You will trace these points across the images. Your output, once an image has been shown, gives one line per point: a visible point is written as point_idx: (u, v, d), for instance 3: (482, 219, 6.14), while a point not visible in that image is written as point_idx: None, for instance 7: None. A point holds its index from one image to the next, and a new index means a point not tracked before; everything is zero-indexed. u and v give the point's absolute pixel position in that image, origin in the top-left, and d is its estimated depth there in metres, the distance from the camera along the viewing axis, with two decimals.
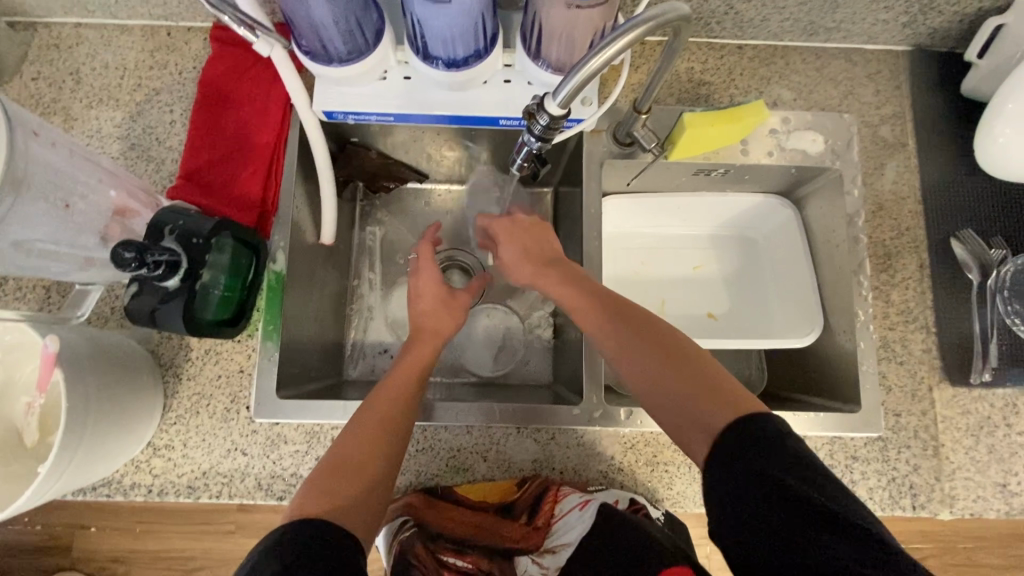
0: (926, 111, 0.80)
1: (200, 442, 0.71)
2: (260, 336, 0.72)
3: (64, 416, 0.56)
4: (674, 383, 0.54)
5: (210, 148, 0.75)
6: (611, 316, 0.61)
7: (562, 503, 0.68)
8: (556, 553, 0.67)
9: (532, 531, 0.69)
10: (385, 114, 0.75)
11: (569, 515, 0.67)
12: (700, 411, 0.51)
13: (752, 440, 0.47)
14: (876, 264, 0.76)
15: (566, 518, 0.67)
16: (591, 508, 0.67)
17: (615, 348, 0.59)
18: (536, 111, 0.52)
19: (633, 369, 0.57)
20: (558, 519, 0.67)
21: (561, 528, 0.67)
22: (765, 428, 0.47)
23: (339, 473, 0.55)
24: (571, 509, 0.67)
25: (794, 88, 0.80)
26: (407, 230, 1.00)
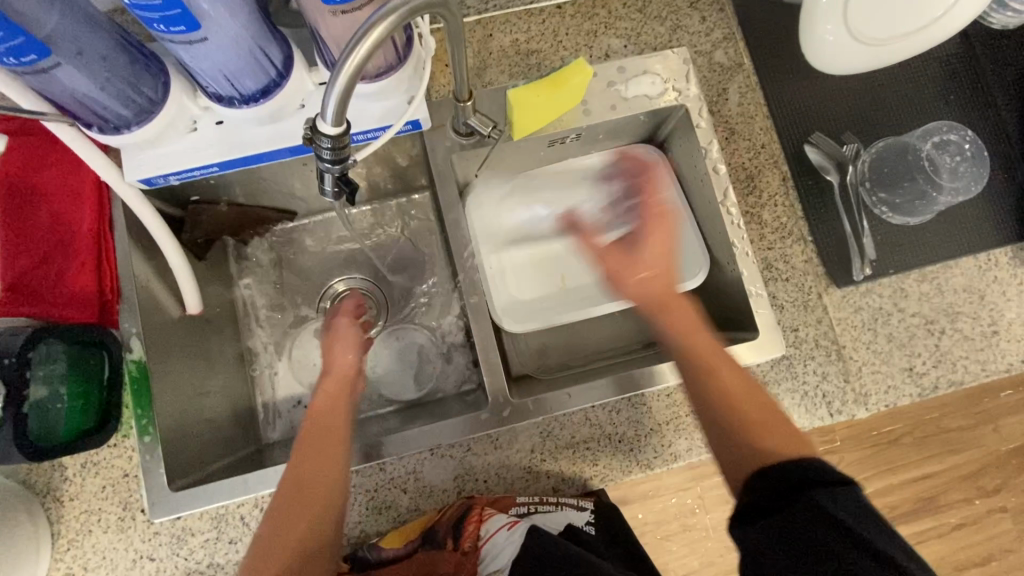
0: (755, 26, 0.80)
1: (101, 561, 0.66)
2: (136, 432, 0.67)
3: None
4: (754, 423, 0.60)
5: (27, 252, 0.69)
6: (683, 367, 0.65)
7: (487, 523, 0.65)
8: None
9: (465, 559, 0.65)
10: (207, 167, 0.69)
11: (498, 534, 0.64)
12: (787, 423, 0.60)
13: (797, 480, 0.52)
14: (741, 189, 0.76)
15: (495, 540, 0.64)
16: (520, 529, 0.64)
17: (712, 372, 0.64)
18: (315, 135, 0.48)
19: (720, 416, 0.62)
20: (487, 540, 0.64)
21: (493, 551, 0.65)
22: (806, 469, 0.52)
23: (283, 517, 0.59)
24: (499, 527, 0.64)
25: (622, 35, 0.79)
26: (292, 273, 0.96)
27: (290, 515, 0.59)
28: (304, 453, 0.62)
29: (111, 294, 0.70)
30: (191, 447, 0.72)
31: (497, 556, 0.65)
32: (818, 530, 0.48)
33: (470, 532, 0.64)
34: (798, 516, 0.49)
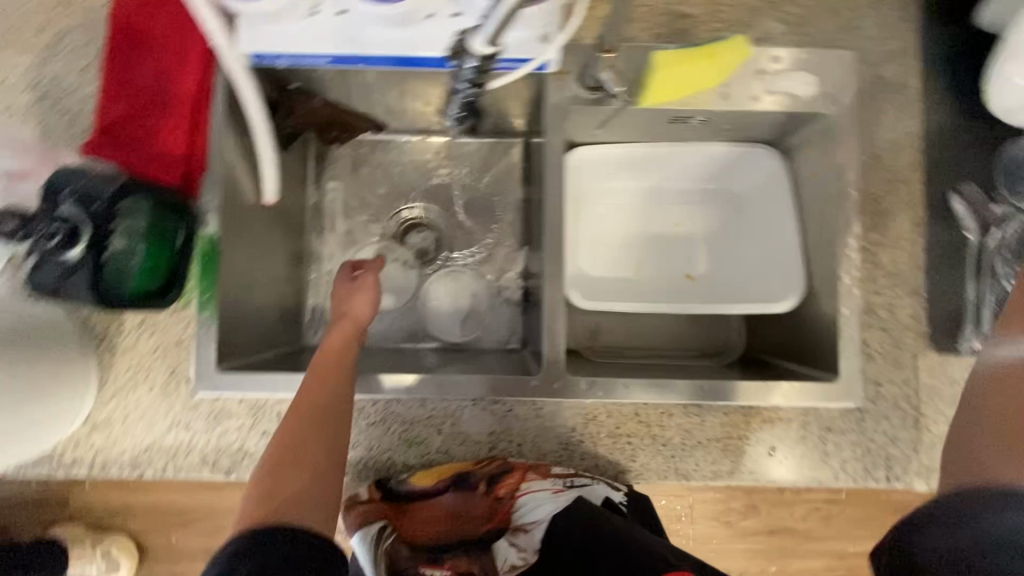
0: (933, 48, 0.72)
1: (140, 417, 0.67)
2: (196, 306, 0.67)
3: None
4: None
5: (126, 100, 0.67)
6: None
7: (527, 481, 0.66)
8: (529, 533, 0.65)
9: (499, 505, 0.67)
10: (320, 56, 0.66)
11: (538, 489, 0.66)
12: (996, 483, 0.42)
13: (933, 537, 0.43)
14: (867, 222, 0.69)
15: (534, 494, 0.65)
16: (565, 495, 0.65)
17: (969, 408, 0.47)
18: (463, 51, 0.43)
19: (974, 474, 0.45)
20: (526, 493, 0.65)
21: (531, 503, 0.65)
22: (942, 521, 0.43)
23: (279, 471, 0.54)
24: (541, 484, 0.66)
25: (787, 20, 0.70)
26: (367, 186, 0.94)
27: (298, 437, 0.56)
28: (302, 409, 0.58)
29: (197, 164, 0.68)
30: (241, 334, 0.72)
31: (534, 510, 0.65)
32: None
33: (508, 481, 0.66)
34: None
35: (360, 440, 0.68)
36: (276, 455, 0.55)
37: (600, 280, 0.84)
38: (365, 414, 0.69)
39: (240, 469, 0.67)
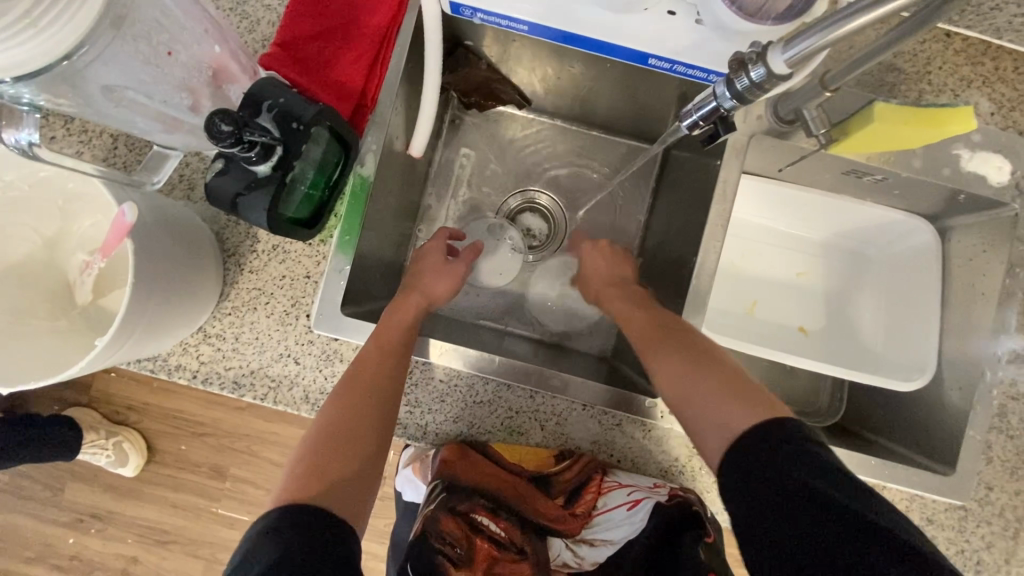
0: None
1: (252, 340, 0.66)
2: (335, 244, 0.65)
3: (121, 317, 0.51)
4: (706, 403, 0.56)
5: (313, 18, 0.65)
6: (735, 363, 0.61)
7: (609, 496, 0.69)
8: (593, 544, 0.72)
9: (569, 517, 0.70)
10: (518, 21, 0.63)
11: (614, 511, 0.69)
12: (725, 411, 0.54)
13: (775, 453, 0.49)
14: (1022, 325, 0.67)
15: (610, 514, 0.70)
16: (640, 515, 0.68)
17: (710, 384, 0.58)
18: (749, 62, 0.41)
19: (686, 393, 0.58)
20: (602, 512, 0.70)
21: (606, 523, 0.71)
22: (768, 433, 0.50)
23: (320, 451, 0.54)
24: (618, 506, 0.69)
25: (995, 99, 0.67)
26: (495, 158, 0.91)
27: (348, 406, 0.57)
28: (349, 389, 0.58)
29: (368, 101, 0.66)
30: (362, 281, 0.71)
31: (607, 524, 0.71)
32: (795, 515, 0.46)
33: (587, 499, 0.69)
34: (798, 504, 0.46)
35: (461, 416, 0.67)
36: (321, 439, 0.55)
37: (716, 311, 0.81)
38: (473, 391, 0.67)
39: None
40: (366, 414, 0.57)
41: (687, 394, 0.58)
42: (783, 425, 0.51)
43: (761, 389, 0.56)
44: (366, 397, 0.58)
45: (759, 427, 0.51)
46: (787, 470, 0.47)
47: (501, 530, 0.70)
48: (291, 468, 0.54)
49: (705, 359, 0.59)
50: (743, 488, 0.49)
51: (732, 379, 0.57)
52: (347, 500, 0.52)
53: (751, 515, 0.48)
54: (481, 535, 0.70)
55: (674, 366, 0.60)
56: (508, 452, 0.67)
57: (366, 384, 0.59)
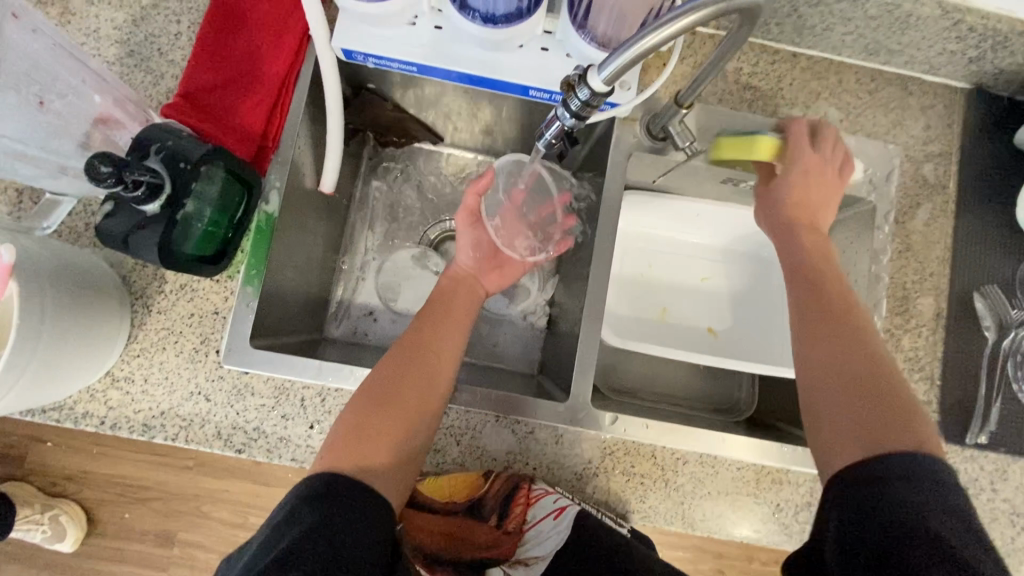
0: (976, 154, 0.76)
1: (162, 380, 0.66)
2: (241, 278, 0.67)
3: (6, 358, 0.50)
4: (853, 409, 0.50)
5: (212, 70, 0.69)
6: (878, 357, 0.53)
7: (534, 507, 0.66)
8: (528, 565, 0.66)
9: (504, 537, 0.68)
10: (407, 63, 0.69)
11: (543, 522, 0.66)
12: (869, 431, 0.48)
13: (906, 476, 0.44)
14: (894, 306, 0.73)
15: (540, 527, 0.66)
16: (566, 519, 0.65)
17: (850, 389, 0.51)
18: (576, 84, 0.47)
19: (821, 399, 0.52)
20: (532, 525, 0.67)
21: (536, 538, 0.67)
22: (908, 465, 0.44)
23: (367, 412, 0.57)
24: (545, 514, 0.66)
25: (843, 108, 0.76)
26: (413, 191, 0.95)
27: (394, 388, 0.59)
28: (399, 360, 0.62)
29: (270, 143, 0.71)
30: (277, 314, 0.73)
31: (541, 542, 0.67)
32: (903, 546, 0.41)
33: (516, 513, 0.67)
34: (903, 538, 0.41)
35: None
36: (362, 410, 0.57)
37: (628, 319, 0.85)
38: None
39: (253, 449, 0.66)
40: (416, 383, 0.60)
41: (823, 394, 0.52)
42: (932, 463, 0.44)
43: (921, 417, 0.48)
44: (416, 370, 0.61)
45: (903, 456, 0.45)
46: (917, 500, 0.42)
47: None
48: (333, 435, 0.56)
49: (870, 370, 0.52)
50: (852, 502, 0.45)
51: (901, 400, 0.49)
52: (388, 463, 0.54)
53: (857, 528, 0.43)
54: None
55: (827, 339, 0.55)
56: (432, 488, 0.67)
57: (419, 356, 0.62)
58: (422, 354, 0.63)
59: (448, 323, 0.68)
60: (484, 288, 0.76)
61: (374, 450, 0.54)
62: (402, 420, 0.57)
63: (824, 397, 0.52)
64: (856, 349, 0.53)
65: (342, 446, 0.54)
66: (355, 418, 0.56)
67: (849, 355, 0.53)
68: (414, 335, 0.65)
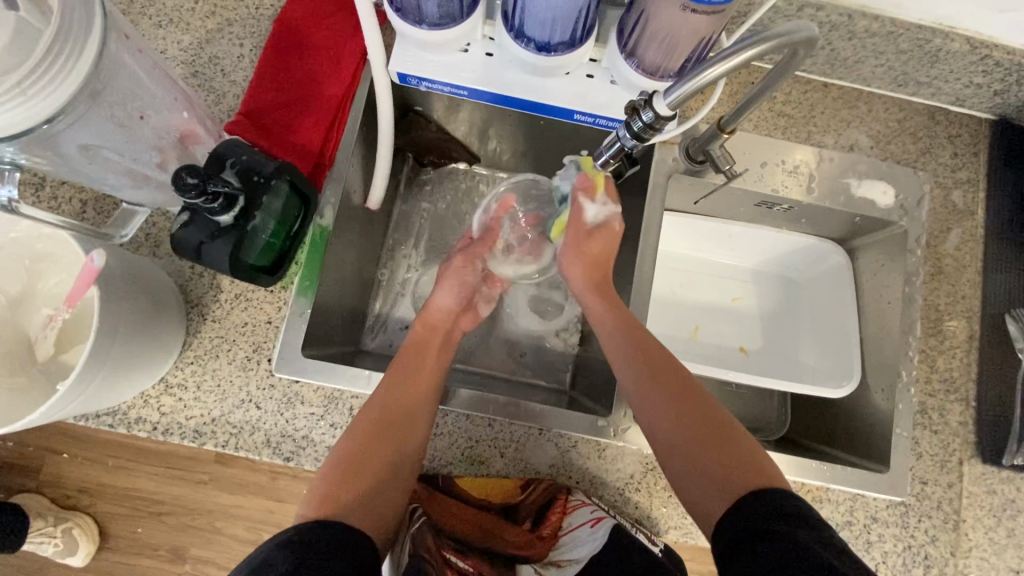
0: (1003, 183, 0.79)
1: (214, 387, 0.68)
2: (295, 289, 0.69)
3: (80, 367, 0.52)
4: (695, 467, 0.57)
5: (273, 90, 0.72)
6: (683, 412, 0.61)
7: (571, 516, 0.69)
8: (562, 567, 0.69)
9: (538, 541, 0.70)
10: (458, 87, 0.71)
11: (580, 529, 0.69)
12: (727, 481, 0.55)
13: (776, 512, 0.50)
14: (927, 327, 0.75)
15: (576, 532, 0.69)
16: (603, 529, 0.68)
17: (707, 441, 0.58)
18: (640, 107, 0.51)
19: (669, 453, 0.60)
20: (568, 533, 0.69)
21: (572, 542, 0.70)
22: (774, 500, 0.51)
23: (339, 473, 0.59)
24: (582, 522, 0.69)
25: (873, 135, 0.79)
26: (449, 208, 0.98)
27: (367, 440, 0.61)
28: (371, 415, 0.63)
29: (326, 160, 0.73)
30: (323, 325, 0.75)
31: (576, 547, 0.69)
32: (773, 549, 0.46)
33: (552, 520, 0.69)
34: (770, 548, 0.46)
35: None
36: (339, 465, 0.59)
37: (660, 337, 0.87)
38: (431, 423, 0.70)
39: (301, 457, 0.67)
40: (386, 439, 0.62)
41: (678, 464, 0.59)
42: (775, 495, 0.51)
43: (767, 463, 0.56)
44: (386, 433, 0.62)
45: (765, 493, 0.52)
46: (781, 526, 0.48)
47: (469, 567, 0.67)
48: (312, 492, 0.58)
49: (718, 428, 0.59)
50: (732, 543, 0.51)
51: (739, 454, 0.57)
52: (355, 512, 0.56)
53: (746, 559, 0.48)
54: (452, 569, 0.65)
55: (659, 407, 0.61)
56: (475, 487, 0.69)
57: (390, 415, 0.63)
58: (391, 404, 0.64)
59: (421, 382, 0.67)
60: (458, 328, 0.81)
61: (348, 501, 0.57)
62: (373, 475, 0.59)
63: (679, 466, 0.59)
64: (692, 405, 0.61)
65: (319, 504, 0.56)
66: (330, 479, 0.58)
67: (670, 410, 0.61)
68: (383, 394, 0.64)
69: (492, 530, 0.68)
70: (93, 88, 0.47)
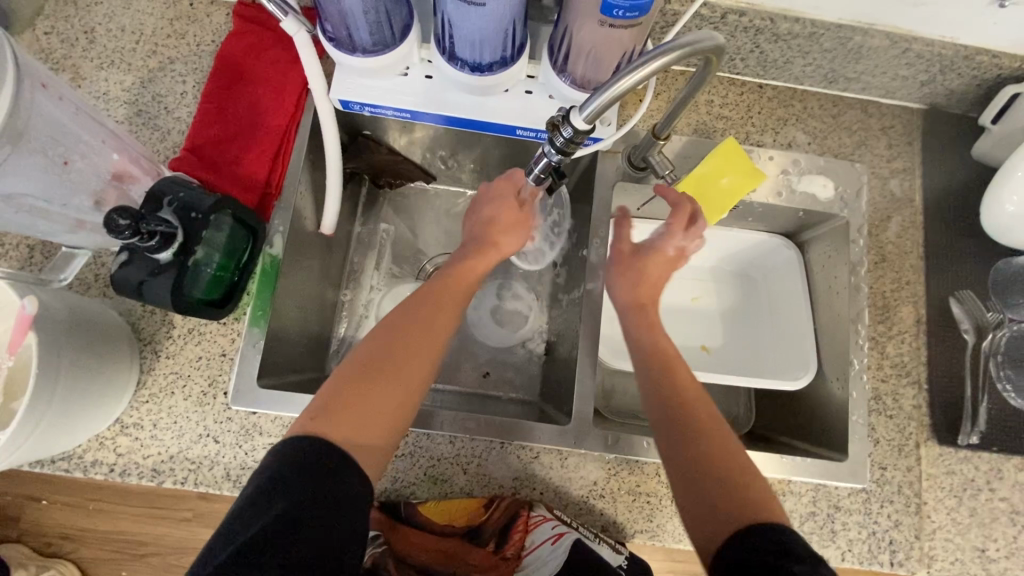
0: (936, 169, 0.81)
1: (171, 424, 0.68)
2: (248, 319, 0.70)
3: (21, 414, 0.52)
4: (711, 492, 0.54)
5: (216, 124, 0.73)
6: (708, 447, 0.56)
7: (533, 534, 0.68)
8: None
9: (502, 562, 0.68)
10: (400, 110, 0.73)
11: (542, 548, 0.67)
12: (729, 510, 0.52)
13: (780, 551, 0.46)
14: (876, 315, 0.77)
15: (538, 552, 0.67)
16: (563, 547, 0.66)
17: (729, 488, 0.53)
18: (560, 123, 0.52)
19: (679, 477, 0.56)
20: (530, 552, 0.68)
21: (536, 564, 0.68)
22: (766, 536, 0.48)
23: (347, 391, 0.55)
24: (544, 540, 0.67)
25: (810, 132, 0.81)
26: (409, 228, 0.99)
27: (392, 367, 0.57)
28: (393, 339, 0.59)
29: (274, 189, 0.74)
30: (281, 355, 0.74)
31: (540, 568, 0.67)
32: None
33: (515, 539, 0.68)
34: None
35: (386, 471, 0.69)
36: (349, 377, 0.56)
37: None
38: None
39: None
40: (415, 363, 0.58)
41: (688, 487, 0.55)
42: (780, 529, 0.49)
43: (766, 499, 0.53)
44: (410, 346, 0.59)
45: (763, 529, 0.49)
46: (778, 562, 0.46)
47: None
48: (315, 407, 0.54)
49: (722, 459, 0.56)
50: None
51: (743, 465, 0.55)
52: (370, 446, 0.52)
53: None
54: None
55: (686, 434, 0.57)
56: (436, 511, 0.68)
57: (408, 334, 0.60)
58: (415, 319, 0.61)
59: (440, 304, 0.63)
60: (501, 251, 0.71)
61: (362, 418, 0.53)
62: (394, 409, 0.56)
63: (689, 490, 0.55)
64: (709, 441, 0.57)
65: (319, 418, 0.52)
66: (336, 388, 0.55)
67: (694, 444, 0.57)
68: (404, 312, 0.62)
69: (456, 554, 0.67)
70: (9, 134, 0.47)
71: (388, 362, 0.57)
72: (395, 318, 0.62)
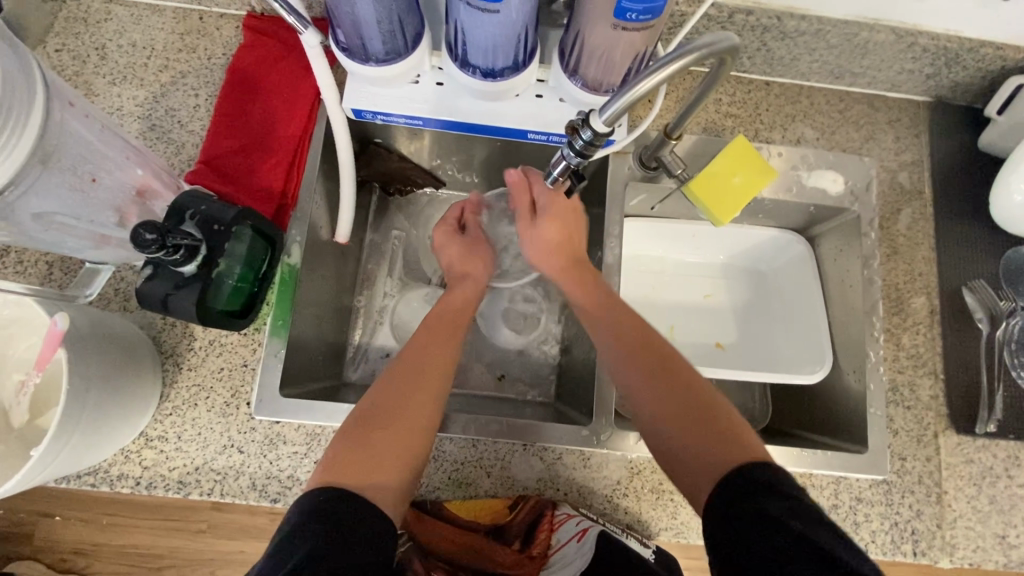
0: (944, 161, 0.82)
1: (196, 436, 0.68)
2: (268, 330, 0.70)
3: (54, 431, 0.53)
4: (694, 444, 0.54)
5: (230, 137, 0.73)
6: (688, 399, 0.57)
7: (558, 533, 0.71)
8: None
9: (528, 560, 0.72)
10: (412, 117, 0.73)
11: (567, 545, 0.70)
12: (716, 456, 0.52)
13: (762, 484, 0.48)
14: (890, 306, 0.77)
15: (563, 550, 0.70)
16: (588, 542, 0.69)
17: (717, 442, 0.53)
18: (580, 126, 0.52)
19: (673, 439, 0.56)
20: (556, 550, 0.71)
21: (562, 560, 0.71)
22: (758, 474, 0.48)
23: (351, 434, 0.56)
24: (568, 538, 0.70)
25: (817, 127, 0.82)
26: (420, 234, 0.99)
27: (397, 408, 0.59)
28: (395, 381, 0.61)
29: (289, 200, 0.75)
30: (301, 363, 0.75)
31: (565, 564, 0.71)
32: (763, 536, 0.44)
33: (541, 539, 0.71)
34: (764, 535, 0.44)
35: None
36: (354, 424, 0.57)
37: None
38: None
39: (289, 496, 0.67)
40: (414, 404, 0.59)
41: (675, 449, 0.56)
42: (773, 469, 0.49)
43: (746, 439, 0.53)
44: (417, 383, 0.61)
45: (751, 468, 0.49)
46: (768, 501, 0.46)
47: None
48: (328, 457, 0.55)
49: (704, 411, 0.56)
50: (718, 526, 0.48)
51: (725, 415, 0.56)
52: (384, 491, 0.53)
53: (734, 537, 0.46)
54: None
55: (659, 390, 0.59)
56: (461, 511, 0.70)
57: (417, 376, 0.61)
58: (419, 360, 0.63)
59: (443, 343, 0.66)
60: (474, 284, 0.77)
61: (371, 460, 0.54)
62: (404, 450, 0.56)
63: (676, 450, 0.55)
64: (686, 395, 0.58)
65: (328, 468, 0.53)
66: (347, 433, 0.56)
67: (675, 396, 0.58)
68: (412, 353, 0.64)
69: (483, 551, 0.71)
70: (42, 153, 0.48)
71: (393, 401, 0.59)
72: (399, 356, 0.64)
